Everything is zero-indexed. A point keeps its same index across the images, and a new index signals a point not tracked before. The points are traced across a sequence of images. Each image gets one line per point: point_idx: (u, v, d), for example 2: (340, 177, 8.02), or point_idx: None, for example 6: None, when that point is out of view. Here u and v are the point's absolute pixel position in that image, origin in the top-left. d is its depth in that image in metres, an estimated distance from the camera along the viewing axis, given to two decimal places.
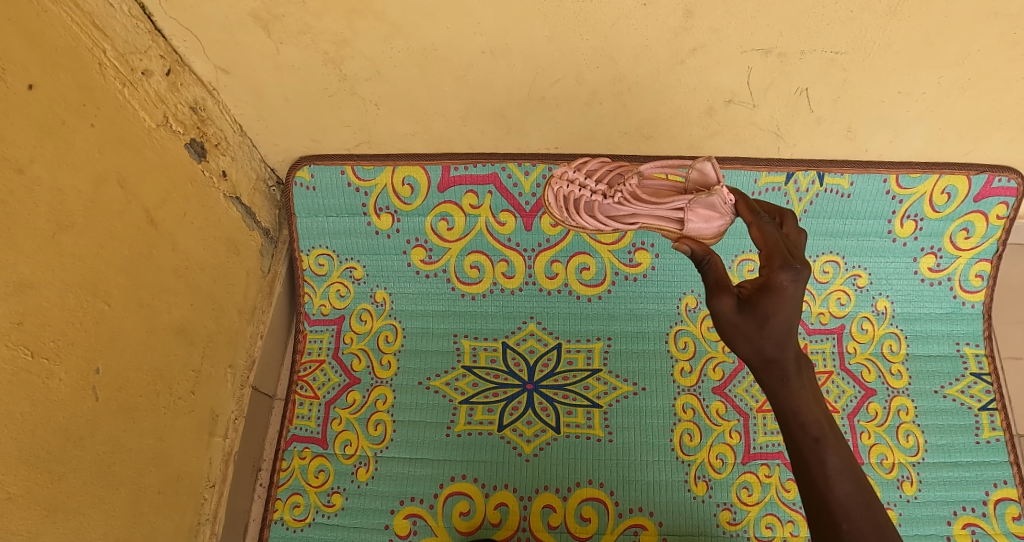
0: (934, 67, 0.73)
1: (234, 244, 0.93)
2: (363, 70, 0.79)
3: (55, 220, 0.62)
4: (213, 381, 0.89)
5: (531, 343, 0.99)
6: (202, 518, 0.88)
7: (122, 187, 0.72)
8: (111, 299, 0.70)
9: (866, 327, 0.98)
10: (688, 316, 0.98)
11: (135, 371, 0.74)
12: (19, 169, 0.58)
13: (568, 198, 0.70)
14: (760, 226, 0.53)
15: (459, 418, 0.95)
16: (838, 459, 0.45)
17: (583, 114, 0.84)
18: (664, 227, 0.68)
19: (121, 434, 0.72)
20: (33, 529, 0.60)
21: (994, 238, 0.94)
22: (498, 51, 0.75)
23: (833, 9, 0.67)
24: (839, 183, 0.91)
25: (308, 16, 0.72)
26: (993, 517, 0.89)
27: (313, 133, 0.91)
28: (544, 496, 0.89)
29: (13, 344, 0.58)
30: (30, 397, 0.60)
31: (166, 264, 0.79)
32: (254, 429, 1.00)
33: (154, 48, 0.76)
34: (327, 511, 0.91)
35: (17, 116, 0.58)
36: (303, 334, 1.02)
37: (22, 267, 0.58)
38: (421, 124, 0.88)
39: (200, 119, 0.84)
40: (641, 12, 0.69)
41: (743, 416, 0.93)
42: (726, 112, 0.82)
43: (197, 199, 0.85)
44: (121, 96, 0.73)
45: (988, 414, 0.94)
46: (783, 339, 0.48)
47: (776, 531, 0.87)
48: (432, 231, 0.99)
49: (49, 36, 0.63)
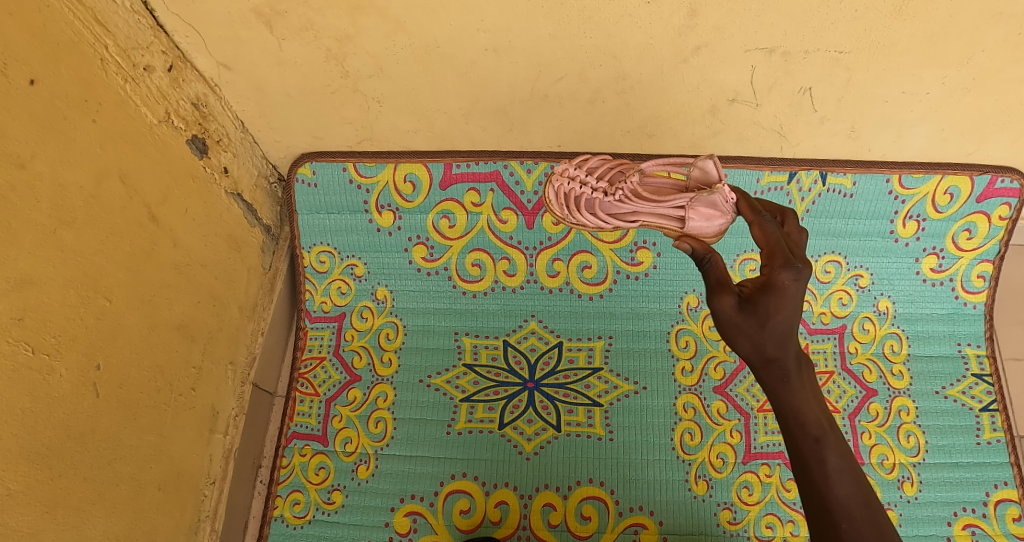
0: (938, 67, 0.73)
1: (235, 241, 0.93)
2: (366, 67, 0.79)
3: (56, 215, 0.62)
4: (214, 377, 0.89)
5: (532, 341, 0.98)
6: (203, 515, 0.88)
7: (123, 183, 0.71)
8: (112, 296, 0.70)
9: (868, 327, 0.97)
10: (690, 315, 0.98)
11: (135, 367, 0.74)
12: (20, 164, 0.58)
13: (569, 196, 0.70)
14: (761, 225, 0.53)
15: (459, 416, 0.95)
16: (838, 459, 0.45)
17: (586, 112, 0.84)
18: (666, 225, 0.67)
19: (122, 431, 0.72)
20: (34, 525, 0.60)
21: (996, 238, 0.94)
22: (501, 48, 0.75)
23: (837, 8, 0.67)
24: (841, 183, 0.91)
25: (310, 12, 0.72)
26: (993, 517, 0.89)
27: (315, 129, 0.91)
28: (544, 495, 0.89)
29: (14, 340, 0.57)
30: (31, 393, 0.60)
31: (167, 260, 0.79)
32: (254, 425, 1.00)
33: (156, 44, 0.76)
34: (327, 508, 0.91)
35: (18, 111, 0.58)
36: (304, 331, 1.02)
37: (23, 263, 0.58)
38: (423, 121, 0.88)
39: (201, 115, 0.84)
40: (645, 10, 0.69)
41: (744, 415, 0.93)
42: (729, 111, 0.82)
43: (198, 195, 0.85)
44: (123, 92, 0.73)
45: (989, 415, 0.94)
46: (784, 339, 0.48)
47: (777, 530, 0.87)
48: (433, 228, 0.99)
49: (50, 31, 0.62)
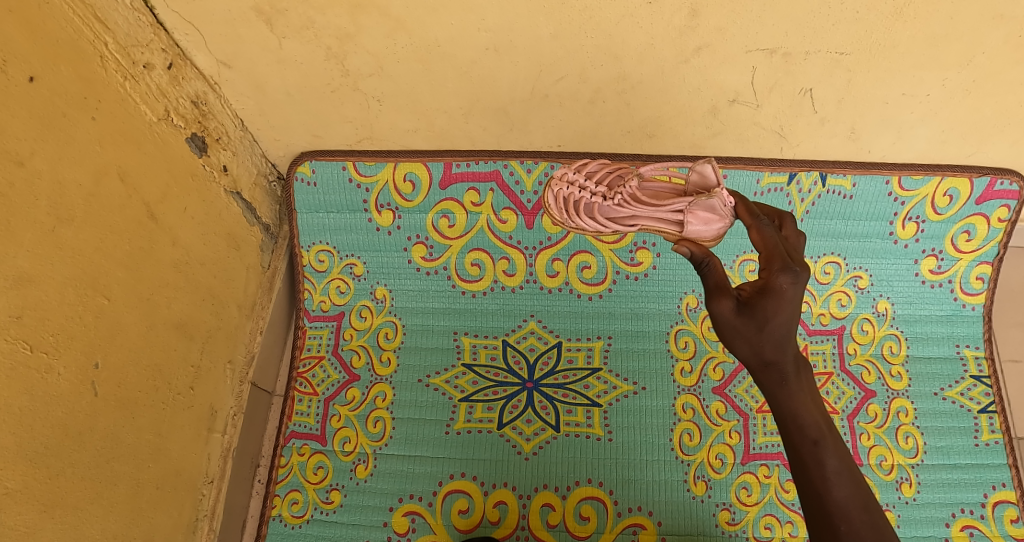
0: (939, 69, 0.73)
1: (234, 239, 0.93)
2: (366, 66, 0.79)
3: (55, 213, 0.62)
4: (213, 376, 0.89)
5: (531, 341, 0.98)
6: (200, 514, 0.87)
7: (123, 181, 0.71)
8: (111, 294, 0.69)
9: (867, 328, 0.98)
10: (689, 316, 0.98)
11: (134, 366, 0.74)
12: (19, 162, 0.58)
13: (568, 200, 0.69)
14: (759, 229, 0.53)
15: (459, 416, 0.94)
16: (836, 461, 0.45)
17: (586, 112, 0.84)
18: (664, 229, 0.67)
19: (120, 430, 0.72)
20: (31, 524, 0.60)
21: (995, 240, 0.94)
22: (502, 48, 0.75)
23: (838, 9, 0.67)
24: (841, 185, 0.91)
25: (311, 10, 0.71)
26: (991, 519, 0.89)
27: (315, 128, 0.91)
28: (543, 495, 0.89)
29: (12, 338, 0.57)
30: (29, 392, 0.59)
31: (166, 258, 0.78)
32: (253, 424, 1.00)
33: (156, 42, 0.75)
34: (325, 508, 0.91)
35: (18, 108, 0.57)
36: (303, 330, 1.02)
37: (21, 261, 0.58)
38: (423, 120, 0.88)
39: (201, 113, 0.84)
40: (646, 10, 0.69)
41: (743, 416, 0.93)
42: (729, 111, 0.82)
43: (197, 194, 0.85)
44: (122, 90, 0.72)
45: (987, 416, 0.94)
46: (782, 342, 0.48)
47: (775, 531, 0.87)
48: (433, 228, 0.99)
49: (49, 28, 0.62)
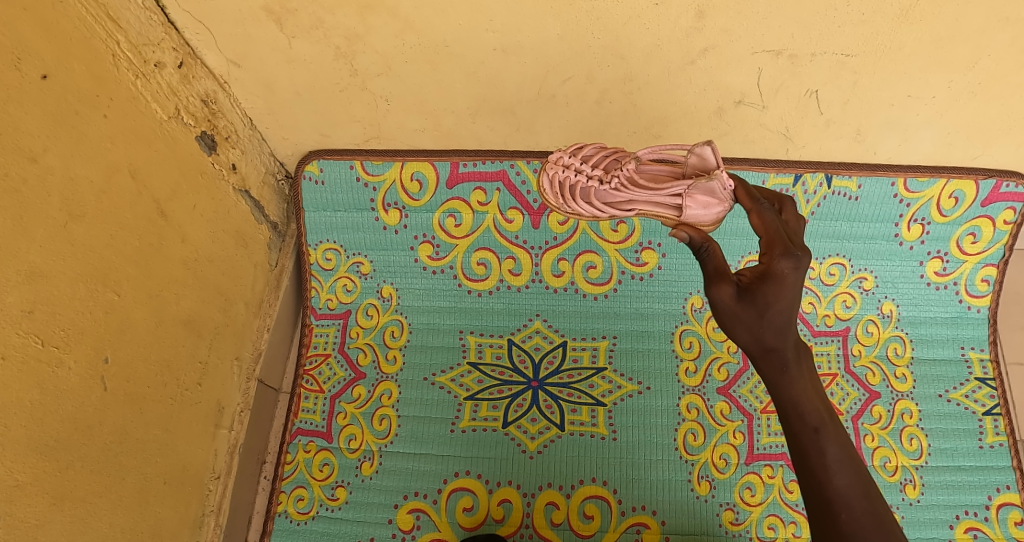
0: (944, 72, 0.73)
1: (242, 237, 0.93)
2: (375, 66, 0.80)
3: (67, 209, 0.63)
4: (220, 372, 0.89)
5: (537, 340, 0.99)
6: (207, 510, 0.87)
7: (133, 178, 0.72)
8: (120, 290, 0.71)
9: (872, 330, 0.98)
10: (694, 316, 0.98)
11: (142, 361, 0.75)
12: (32, 158, 0.59)
13: (564, 185, 0.70)
14: (760, 213, 0.54)
15: (463, 414, 0.95)
16: (837, 450, 0.45)
17: (593, 112, 0.84)
18: (662, 213, 0.68)
19: (128, 424, 0.73)
20: (40, 517, 0.61)
21: (1001, 242, 0.94)
22: (510, 48, 0.76)
23: (844, 11, 0.67)
24: (846, 186, 0.91)
25: (320, 10, 0.72)
26: (995, 522, 0.89)
27: (323, 127, 0.91)
28: (547, 493, 0.89)
29: (23, 332, 0.58)
30: (39, 386, 0.61)
31: (175, 255, 0.79)
32: (259, 422, 0.99)
33: (167, 41, 0.76)
34: (331, 505, 0.91)
35: (31, 105, 0.59)
36: (309, 328, 1.02)
37: (34, 256, 0.59)
38: (431, 120, 0.88)
39: (211, 112, 0.85)
40: (653, 12, 0.69)
41: (747, 416, 0.93)
42: (736, 112, 0.82)
43: (206, 192, 0.85)
44: (134, 88, 0.73)
45: (992, 419, 0.94)
46: (783, 328, 0.48)
47: (779, 531, 0.87)
48: (440, 227, 0.99)
49: (64, 27, 0.63)
